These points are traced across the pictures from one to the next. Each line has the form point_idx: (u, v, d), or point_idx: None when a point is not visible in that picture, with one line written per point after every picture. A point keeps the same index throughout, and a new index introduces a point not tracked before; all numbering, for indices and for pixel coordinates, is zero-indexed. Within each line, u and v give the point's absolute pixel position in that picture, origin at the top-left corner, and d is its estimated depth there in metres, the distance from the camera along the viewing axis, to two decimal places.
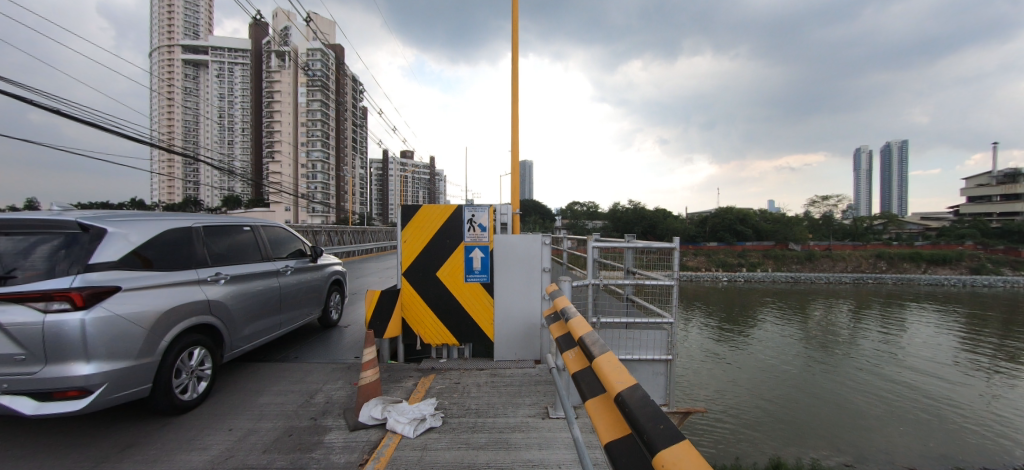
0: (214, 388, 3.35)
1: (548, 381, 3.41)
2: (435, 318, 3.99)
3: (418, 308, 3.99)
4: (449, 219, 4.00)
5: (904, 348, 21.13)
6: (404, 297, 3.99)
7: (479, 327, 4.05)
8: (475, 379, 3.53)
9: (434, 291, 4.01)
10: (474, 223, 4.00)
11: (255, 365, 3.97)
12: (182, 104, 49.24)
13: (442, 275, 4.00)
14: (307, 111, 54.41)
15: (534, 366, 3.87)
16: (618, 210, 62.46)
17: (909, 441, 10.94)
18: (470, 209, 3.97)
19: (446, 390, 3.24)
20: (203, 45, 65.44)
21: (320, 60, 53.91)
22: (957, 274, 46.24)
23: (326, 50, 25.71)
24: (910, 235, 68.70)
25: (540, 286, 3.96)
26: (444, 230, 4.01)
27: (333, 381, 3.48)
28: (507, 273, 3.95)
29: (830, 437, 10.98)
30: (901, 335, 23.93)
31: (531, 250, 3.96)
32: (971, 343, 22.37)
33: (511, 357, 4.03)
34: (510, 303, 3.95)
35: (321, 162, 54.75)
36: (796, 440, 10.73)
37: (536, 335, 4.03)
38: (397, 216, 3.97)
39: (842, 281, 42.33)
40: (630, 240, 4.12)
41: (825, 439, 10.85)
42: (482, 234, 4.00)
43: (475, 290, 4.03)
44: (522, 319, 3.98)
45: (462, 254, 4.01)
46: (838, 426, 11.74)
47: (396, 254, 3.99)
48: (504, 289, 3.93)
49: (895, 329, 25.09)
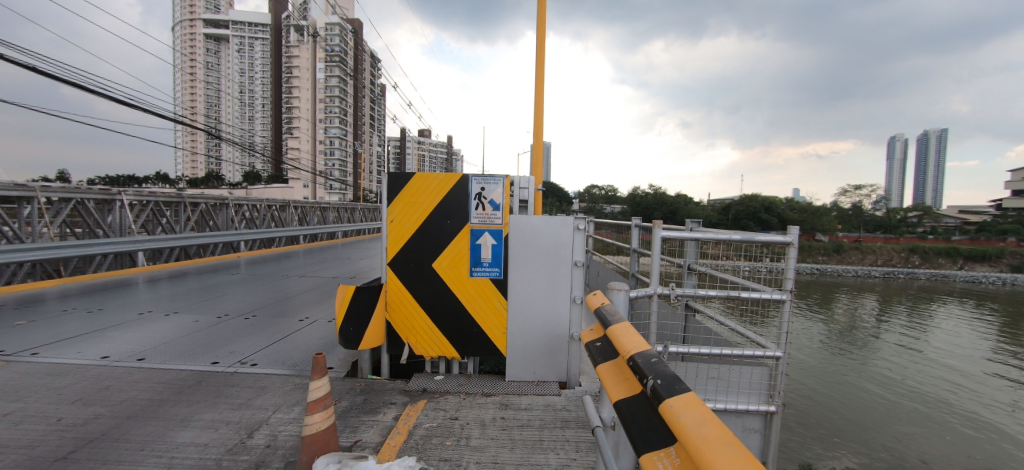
0: (132, 415, 2.51)
1: (580, 423, 2.43)
2: (429, 322, 3.04)
3: (407, 310, 3.03)
4: (451, 192, 2.98)
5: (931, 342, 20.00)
6: (390, 294, 3.02)
7: (487, 337, 3.07)
8: (479, 411, 2.59)
9: (428, 287, 3.03)
10: (484, 200, 2.98)
11: (201, 373, 3.14)
12: (202, 78, 49.55)
13: (441, 269, 3.02)
14: (325, 87, 53.94)
15: (559, 393, 2.89)
16: (637, 195, 60.74)
17: (939, 445, 9.61)
18: (479, 180, 2.97)
19: (436, 434, 2.30)
20: (224, 20, 65.41)
21: (338, 35, 53.01)
22: (998, 271, 43.18)
23: (345, 24, 25.20)
24: (948, 229, 64.52)
25: (571, 285, 3.00)
26: (444, 208, 3.00)
27: (288, 407, 2.61)
28: (528, 265, 2.98)
29: (859, 430, 10.01)
30: (927, 328, 22.74)
31: (560, 236, 2.98)
32: (1003, 339, 21.11)
33: (528, 376, 3.06)
34: (531, 303, 2.99)
35: (337, 139, 54.51)
36: (820, 431, 9.82)
37: (562, 350, 3.06)
38: (381, 186, 2.96)
39: (872, 274, 40.00)
40: (693, 226, 2.91)
41: (852, 432, 9.87)
42: (494, 215, 2.98)
43: (485, 289, 3.03)
44: (544, 327, 3.00)
45: (467, 240, 3.00)
46: (864, 418, 10.81)
47: (379, 238, 3.00)
48: (522, 287, 2.97)
49: (920, 323, 23.88)
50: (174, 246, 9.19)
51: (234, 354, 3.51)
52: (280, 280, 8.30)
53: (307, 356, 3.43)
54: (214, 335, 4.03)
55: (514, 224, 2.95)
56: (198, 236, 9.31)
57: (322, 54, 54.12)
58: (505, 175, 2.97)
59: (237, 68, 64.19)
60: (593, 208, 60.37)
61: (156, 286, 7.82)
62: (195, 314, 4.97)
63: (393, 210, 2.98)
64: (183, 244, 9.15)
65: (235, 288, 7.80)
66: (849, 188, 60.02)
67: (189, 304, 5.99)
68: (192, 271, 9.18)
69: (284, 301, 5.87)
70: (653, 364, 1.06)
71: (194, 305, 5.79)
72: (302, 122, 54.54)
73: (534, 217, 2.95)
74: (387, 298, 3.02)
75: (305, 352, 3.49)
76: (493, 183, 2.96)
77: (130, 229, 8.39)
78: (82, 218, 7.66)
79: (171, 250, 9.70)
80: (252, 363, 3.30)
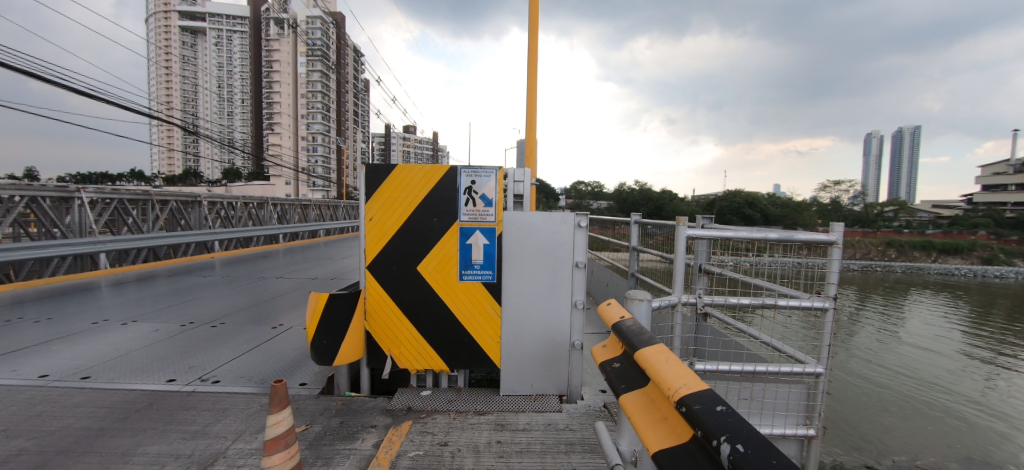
0: (63, 450, 2.13)
1: (586, 448, 2.15)
2: (414, 332, 2.72)
3: (390, 319, 2.71)
4: (438, 185, 2.66)
5: (902, 330, 20.67)
6: (369, 302, 2.68)
7: (480, 347, 2.75)
8: (472, 433, 2.29)
9: (413, 293, 2.71)
10: (475, 194, 2.66)
11: (154, 394, 2.76)
12: (178, 71, 47.66)
13: (428, 272, 2.69)
14: (307, 82, 52.53)
15: (560, 409, 2.60)
16: (624, 191, 60.95)
17: (921, 433, 9.22)
18: (469, 172, 2.65)
19: (423, 464, 2.00)
20: (201, 11, 63.07)
21: (320, 28, 51.52)
22: (968, 263, 44.81)
23: (326, 16, 24.42)
24: (920, 222, 66.75)
25: (572, 288, 2.72)
26: (430, 203, 2.67)
27: (251, 436, 2.27)
28: (524, 267, 2.68)
29: (841, 412, 10.02)
30: (899, 317, 23.49)
31: (559, 235, 2.69)
32: (969, 327, 21.97)
33: (524, 390, 2.76)
34: (527, 309, 2.70)
35: (320, 134, 53.18)
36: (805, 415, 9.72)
37: (562, 360, 2.77)
38: (358, 179, 2.61)
39: (850, 267, 41.01)
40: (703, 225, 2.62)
41: (834, 414, 9.85)
42: (486, 211, 2.67)
43: (477, 295, 2.71)
44: (542, 335, 2.72)
45: (456, 239, 2.68)
46: (843, 402, 10.86)
47: (357, 239, 2.66)
48: (518, 291, 2.68)
49: (892, 313, 24.68)
50: (141, 247, 8.59)
51: (193, 369, 3.13)
52: (254, 282, 7.80)
53: (279, 369, 3.09)
54: (173, 347, 3.62)
55: (508, 221, 2.65)
56: (168, 236, 8.74)
57: (304, 47, 52.52)
58: (498, 167, 2.66)
59: (215, 61, 61.97)
60: (581, 204, 60.37)
61: (121, 290, 7.27)
62: (157, 321, 4.54)
63: (372, 206, 2.65)
64: (151, 245, 8.57)
65: (207, 290, 7.31)
66: (828, 183, 61.41)
67: (154, 309, 5.53)
68: (162, 273, 8.60)
69: (257, 305, 5.45)
70: (719, 416, 0.76)
71: (158, 312, 5.33)
72: (284, 117, 52.94)
73: (530, 214, 2.66)
74: (367, 306, 2.68)
75: (276, 365, 3.14)
76: (485, 175, 2.65)
77: (90, 230, 7.76)
78: (36, 218, 7.01)
79: (138, 251, 9.07)
80: (214, 380, 2.93)
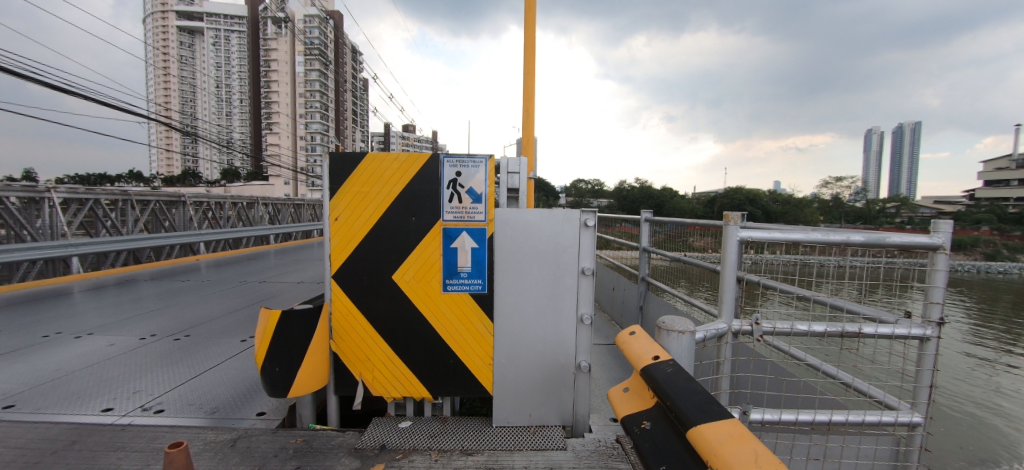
0: None
1: None
2: (389, 353, 2.28)
3: (360, 339, 2.27)
4: (416, 178, 2.21)
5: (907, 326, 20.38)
6: (335, 318, 2.25)
7: (468, 371, 2.32)
8: None
9: (388, 307, 2.26)
10: (460, 188, 2.22)
11: (83, 427, 2.32)
12: (175, 71, 47.35)
13: (405, 282, 2.25)
14: (305, 81, 52.31)
15: (565, 446, 2.16)
16: (623, 189, 60.46)
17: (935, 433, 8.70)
18: (453, 162, 2.21)
19: None
20: (198, 12, 62.80)
21: (317, 28, 51.35)
22: (971, 258, 44.46)
23: (324, 16, 24.29)
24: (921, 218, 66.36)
25: (577, 300, 2.28)
26: (407, 200, 2.23)
27: None
28: (520, 275, 2.25)
29: None
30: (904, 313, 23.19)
31: (561, 236, 2.25)
32: (974, 322, 21.76)
33: (521, 420, 2.33)
34: (525, 324, 2.27)
35: (319, 134, 52.89)
36: None
37: (565, 384, 2.33)
38: (321, 171, 2.18)
39: None
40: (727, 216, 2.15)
41: None
42: (474, 209, 2.22)
43: (464, 309, 2.27)
44: (541, 356, 2.29)
45: (438, 243, 2.23)
46: None
47: (321, 242, 2.22)
48: (512, 304, 2.24)
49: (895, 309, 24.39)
50: (120, 249, 8.14)
51: (137, 395, 2.70)
52: (238, 286, 7.36)
53: (234, 396, 2.66)
54: (124, 366, 3.19)
55: (501, 220, 2.21)
56: (149, 238, 8.33)
57: (301, 46, 52.16)
58: (489, 155, 2.22)
59: (212, 62, 61.74)
60: (581, 202, 59.80)
61: (97, 295, 6.85)
62: (117, 334, 4.10)
63: (337, 204, 2.21)
64: (132, 247, 8.13)
65: (186, 295, 6.87)
66: (828, 180, 61.11)
67: (125, 318, 5.11)
68: (143, 276, 8.17)
69: (233, 313, 5.02)
70: None
71: (126, 321, 4.90)
72: (281, 116, 52.49)
73: (525, 212, 2.22)
74: (332, 323, 2.25)
75: (233, 392, 2.71)
76: (472, 166, 2.21)
77: (63, 233, 7.29)
78: (2, 219, 6.53)
79: (117, 254, 8.62)
80: (157, 409, 2.51)
